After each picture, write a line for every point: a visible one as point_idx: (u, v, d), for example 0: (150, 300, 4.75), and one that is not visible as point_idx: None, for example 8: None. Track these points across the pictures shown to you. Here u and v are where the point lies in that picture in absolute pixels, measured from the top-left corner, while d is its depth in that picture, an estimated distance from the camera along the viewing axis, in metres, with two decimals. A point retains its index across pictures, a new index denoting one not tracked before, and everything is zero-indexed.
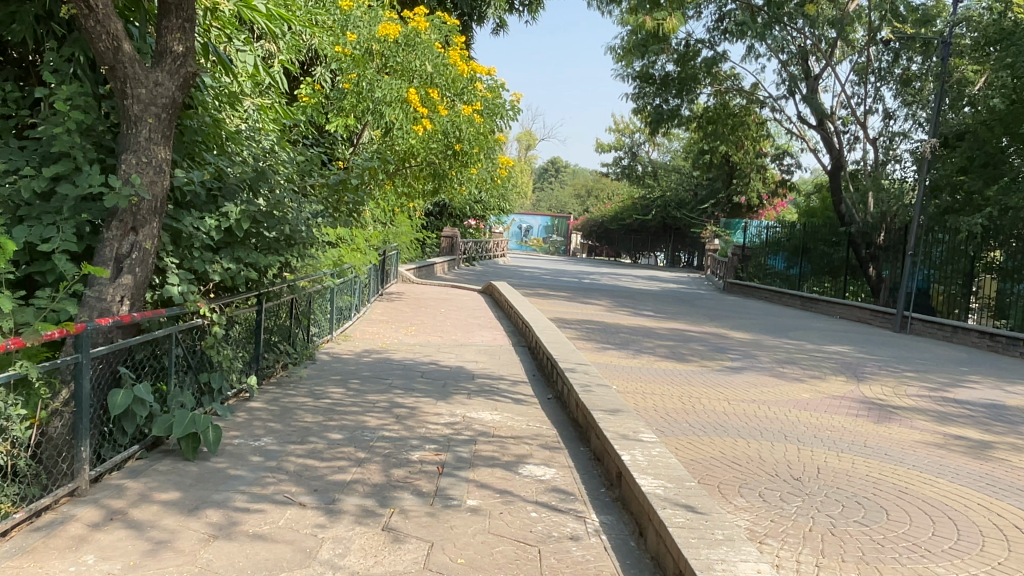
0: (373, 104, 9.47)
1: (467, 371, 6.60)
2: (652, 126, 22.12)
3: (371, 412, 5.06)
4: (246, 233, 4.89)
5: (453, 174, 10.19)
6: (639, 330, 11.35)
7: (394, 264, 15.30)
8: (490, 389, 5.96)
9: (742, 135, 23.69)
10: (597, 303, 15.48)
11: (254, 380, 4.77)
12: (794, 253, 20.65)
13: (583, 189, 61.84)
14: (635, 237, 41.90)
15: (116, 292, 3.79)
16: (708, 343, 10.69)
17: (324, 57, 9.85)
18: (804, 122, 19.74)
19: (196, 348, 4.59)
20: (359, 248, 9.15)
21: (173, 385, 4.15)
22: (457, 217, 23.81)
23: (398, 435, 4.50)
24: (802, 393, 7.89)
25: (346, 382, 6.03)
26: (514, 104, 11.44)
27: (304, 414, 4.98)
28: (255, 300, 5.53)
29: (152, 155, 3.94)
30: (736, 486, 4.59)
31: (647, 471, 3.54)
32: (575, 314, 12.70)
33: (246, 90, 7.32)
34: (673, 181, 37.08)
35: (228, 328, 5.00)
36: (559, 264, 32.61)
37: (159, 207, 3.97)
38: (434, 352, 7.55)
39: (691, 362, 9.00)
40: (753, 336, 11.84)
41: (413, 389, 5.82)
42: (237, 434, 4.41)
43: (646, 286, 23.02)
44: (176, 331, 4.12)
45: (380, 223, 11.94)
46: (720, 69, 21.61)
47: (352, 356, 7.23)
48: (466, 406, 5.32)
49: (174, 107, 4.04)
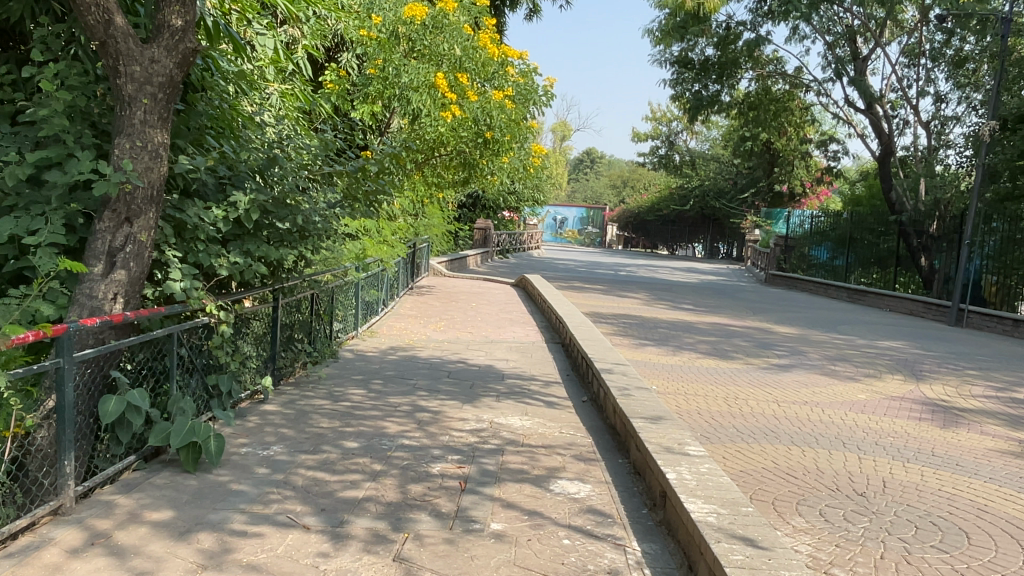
0: (400, 90, 9.14)
1: (496, 371, 6.19)
2: (690, 113, 21.45)
3: (391, 417, 4.68)
4: (257, 224, 4.55)
5: (485, 163, 9.80)
6: (679, 325, 10.82)
7: (426, 257, 15.00)
8: (520, 390, 5.54)
9: (785, 121, 22.81)
10: (633, 296, 14.96)
11: (264, 382, 4.44)
12: (840, 244, 19.81)
13: (619, 179, 60.99)
14: (672, 228, 41.05)
15: (108, 290, 3.47)
16: (752, 339, 10.12)
17: (350, 42, 9.54)
18: (852, 106, 18.88)
19: (202, 347, 4.28)
20: (388, 240, 8.82)
21: (175, 389, 3.84)
22: (491, 209, 23.45)
23: (419, 444, 4.11)
24: (858, 394, 7.31)
25: (368, 382, 5.68)
26: (548, 89, 10.96)
27: (320, 418, 4.64)
28: (271, 296, 5.21)
29: (148, 139, 3.61)
30: (793, 503, 4.11)
31: (697, 493, 3.09)
32: (611, 308, 12.20)
33: (268, 76, 7.09)
34: (712, 170, 36.15)
35: (240, 326, 4.68)
36: (596, 256, 32.09)
37: (157, 196, 3.64)
38: (462, 350, 7.16)
39: (735, 360, 8.47)
40: (800, 331, 11.21)
41: (438, 390, 5.44)
42: (245, 442, 4.07)
43: (684, 277, 22.38)
44: (177, 330, 3.81)
45: (410, 215, 11.63)
46: (762, 53, 20.85)
47: (377, 354, 6.89)
48: (495, 409, 4.93)
49: (171, 87, 3.70)
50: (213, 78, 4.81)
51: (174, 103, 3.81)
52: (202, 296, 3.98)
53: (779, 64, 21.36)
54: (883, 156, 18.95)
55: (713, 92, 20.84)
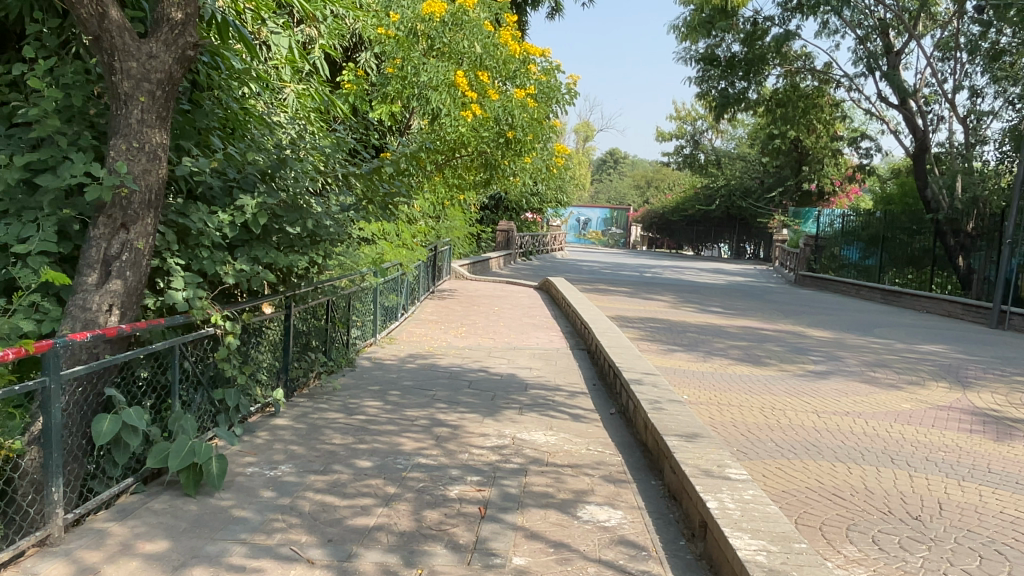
0: (419, 88, 8.93)
1: (519, 380, 5.90)
2: (716, 111, 21.00)
3: (408, 432, 4.41)
4: (266, 228, 4.32)
5: (506, 163, 9.53)
6: (709, 329, 10.45)
7: (447, 260, 14.77)
8: (544, 402, 5.24)
9: (814, 118, 22.26)
10: (660, 298, 14.59)
11: (272, 396, 4.20)
12: (871, 243, 19.25)
13: (642, 179, 60.43)
14: (697, 228, 40.45)
15: (102, 301, 3.25)
16: (786, 344, 9.71)
17: (368, 41, 9.33)
18: (884, 101, 18.31)
19: (208, 360, 4.05)
20: (408, 244, 8.59)
21: (177, 405, 3.61)
22: (513, 211, 23.20)
23: (436, 463, 3.83)
24: (902, 404, 6.89)
25: (385, 393, 5.42)
26: (571, 87, 10.65)
27: (333, 434, 4.39)
28: (282, 303, 4.97)
29: (145, 139, 3.38)
30: (843, 529, 3.77)
31: (742, 527, 2.77)
32: (638, 312, 11.85)
33: (284, 77, 6.88)
34: (738, 169, 35.49)
35: (249, 337, 4.44)
36: (620, 257, 31.71)
37: (154, 201, 3.42)
38: (483, 357, 6.88)
39: (769, 366, 8.08)
40: (836, 335, 10.77)
41: (459, 402, 5.15)
42: (252, 462, 3.83)
43: (711, 279, 21.92)
44: (179, 342, 3.58)
45: (431, 218, 11.40)
46: (790, 49, 20.34)
47: (396, 362, 6.63)
48: (518, 423, 4.64)
49: (171, 84, 3.47)
50: (220, 77, 4.58)
51: (173, 102, 3.59)
52: (205, 306, 3.75)
53: (808, 60, 20.83)
54: (917, 153, 18.35)
55: (740, 90, 20.37)
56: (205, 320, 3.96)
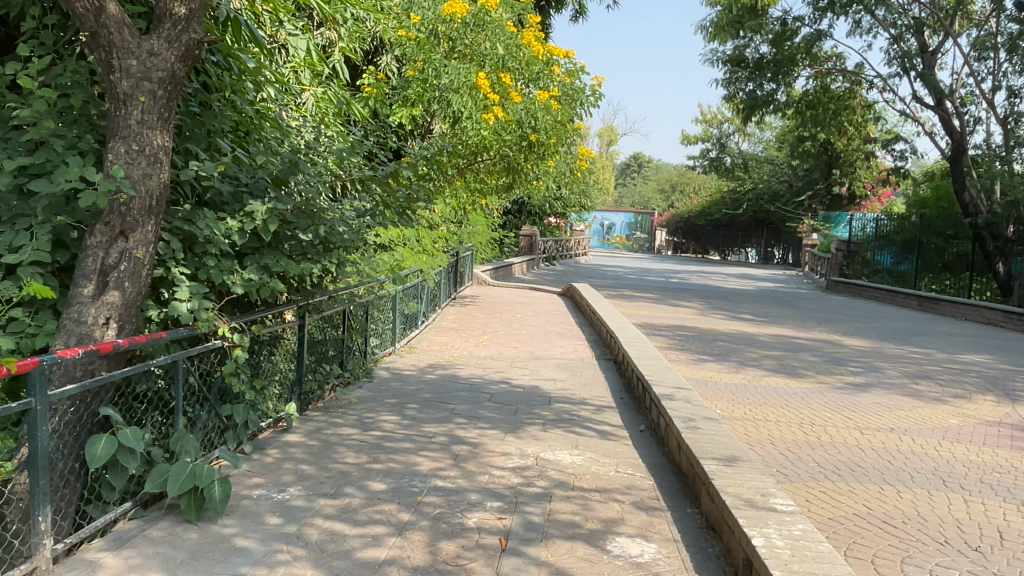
0: (440, 91, 8.70)
1: (543, 393, 5.62)
2: (744, 113, 20.56)
3: (425, 451, 4.16)
4: (278, 235, 4.10)
5: (529, 167, 9.27)
6: (740, 338, 10.09)
7: (470, 266, 14.54)
8: (569, 417, 4.96)
9: (845, 120, 21.72)
10: (687, 305, 14.21)
11: (282, 411, 3.98)
12: (905, 248, 18.67)
13: (667, 183, 59.84)
14: (724, 233, 39.85)
15: (98, 314, 3.06)
16: (821, 353, 9.32)
17: (388, 43, 9.14)
18: (919, 101, 17.75)
19: (215, 374, 3.84)
20: (430, 250, 8.35)
21: (180, 423, 3.41)
22: (536, 216, 22.95)
23: (454, 486, 3.57)
24: (949, 419, 6.49)
25: (403, 407, 5.18)
26: (596, 89, 10.36)
27: (346, 452, 4.15)
28: (296, 314, 4.75)
29: (145, 141, 3.19)
30: (897, 562, 3.45)
31: (794, 569, 2.48)
32: (665, 319, 11.51)
33: (303, 80, 6.70)
34: (766, 172, 34.86)
35: (258, 349, 4.22)
36: (645, 263, 31.30)
37: (155, 207, 3.23)
38: (506, 368, 6.62)
39: (805, 378, 7.71)
40: (873, 345, 10.33)
41: (479, 417, 4.89)
42: (260, 483, 3.61)
43: (738, 284, 21.47)
44: (181, 356, 3.39)
45: (452, 223, 11.18)
46: (820, 49, 19.89)
47: (415, 373, 6.40)
48: (542, 441, 4.36)
49: (173, 83, 3.28)
50: (231, 78, 4.39)
51: (176, 102, 3.40)
52: (211, 318, 3.54)
53: (839, 60, 20.31)
54: (954, 155, 17.76)
55: (768, 91, 19.93)
56: (212, 333, 3.75)
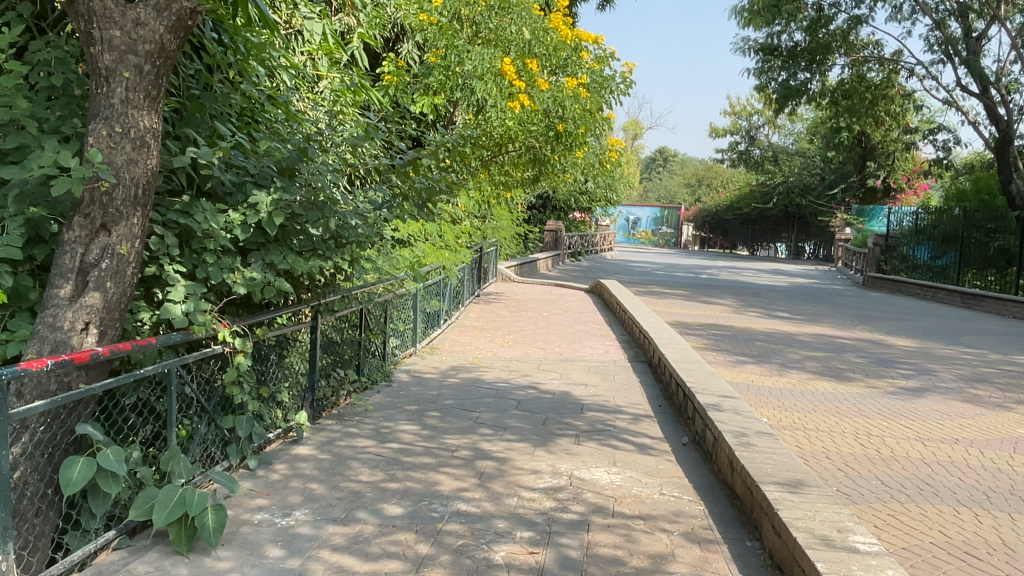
0: (463, 79, 8.23)
1: (574, 400, 5.19)
2: (777, 103, 19.89)
3: (447, 467, 3.75)
4: (285, 229, 3.72)
5: (557, 158, 8.99)
6: (779, 337, 9.55)
7: (494, 262, 14.14)
8: (605, 428, 4.52)
9: (882, 110, 20.92)
10: (720, 302, 13.68)
11: (284, 425, 3.61)
12: (945, 242, 17.93)
13: (694, 177, 58.90)
14: (753, 227, 39.04)
15: (76, 318, 2.71)
16: (868, 355, 8.75)
17: (410, 30, 8.71)
18: (964, 89, 16.92)
19: (215, 383, 3.48)
20: (452, 245, 7.95)
21: (173, 440, 3.06)
22: (561, 211, 22.53)
23: (479, 512, 3.17)
24: (1018, 427, 5.92)
25: (423, 415, 4.78)
26: (626, 76, 9.87)
27: (359, 467, 3.77)
28: (309, 315, 4.38)
29: (132, 123, 2.83)
30: None
31: None
32: (698, 317, 11.01)
33: (321, 67, 6.31)
34: (796, 165, 33.93)
35: (264, 356, 3.85)
36: (672, 258, 30.68)
37: (143, 198, 2.87)
38: (533, 371, 6.20)
39: (854, 381, 7.19)
40: (921, 345, 9.72)
41: (506, 428, 4.48)
42: (263, 504, 3.24)
43: (770, 281, 20.82)
44: (174, 365, 3.03)
45: (476, 218, 10.78)
46: (857, 37, 19.16)
47: (437, 376, 6.02)
48: (576, 457, 3.93)
49: (163, 57, 2.90)
50: (235, 58, 4.01)
51: (168, 80, 3.02)
52: (208, 322, 3.18)
53: (876, 48, 19.54)
54: (1000, 144, 16.94)
55: (802, 81, 19.25)
56: (212, 337, 3.39)
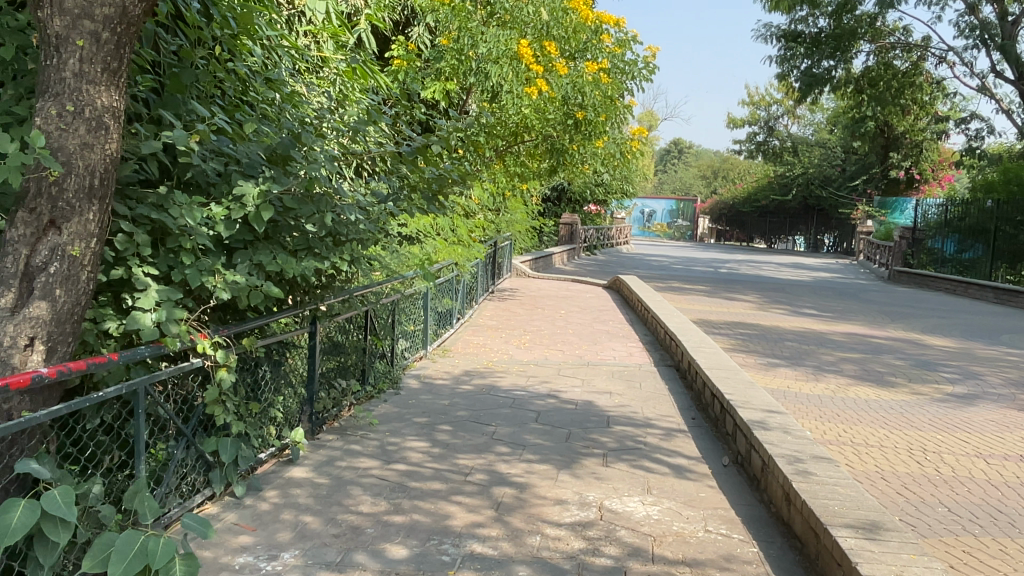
0: (476, 63, 7.75)
1: (598, 412, 4.72)
2: (799, 93, 19.26)
3: (459, 496, 3.30)
4: (276, 224, 3.29)
5: (575, 148, 8.48)
6: (810, 337, 9.03)
7: (508, 257, 13.66)
8: (635, 447, 4.05)
9: (909, 99, 20.21)
10: (743, 298, 13.15)
11: (266, 450, 3.18)
12: (972, 235, 17.43)
13: (710, 169, 58.07)
14: (770, 219, 38.33)
15: (19, 331, 2.30)
16: (906, 356, 8.22)
17: (421, 12, 8.25)
18: (998, 75, 16.23)
19: (192, 402, 3.06)
20: (464, 241, 7.49)
21: (140, 471, 2.65)
22: (577, 203, 21.98)
23: (496, 555, 2.72)
24: None
25: (433, 429, 4.33)
26: (648, 61, 9.33)
27: (360, 495, 3.32)
28: (307, 320, 3.95)
29: (86, 100, 2.37)
30: None
31: None
32: (722, 315, 10.49)
33: (326, 50, 5.86)
34: (816, 156, 33.10)
35: (251, 369, 3.42)
36: (689, 251, 30.02)
37: (101, 189, 2.43)
38: (553, 377, 5.73)
39: (897, 387, 6.67)
40: (961, 345, 9.16)
41: (525, 445, 4.02)
42: (247, 544, 2.80)
43: (793, 275, 20.19)
44: (142, 386, 2.62)
45: (490, 210, 10.32)
46: (884, 22, 18.49)
47: (449, 383, 5.57)
48: (605, 483, 3.47)
49: (127, 23, 2.42)
50: (223, 33, 3.61)
51: (135, 50, 2.56)
52: (182, 333, 2.76)
53: (903, 34, 18.86)
54: None
55: (827, 69, 18.61)
56: (190, 350, 2.96)
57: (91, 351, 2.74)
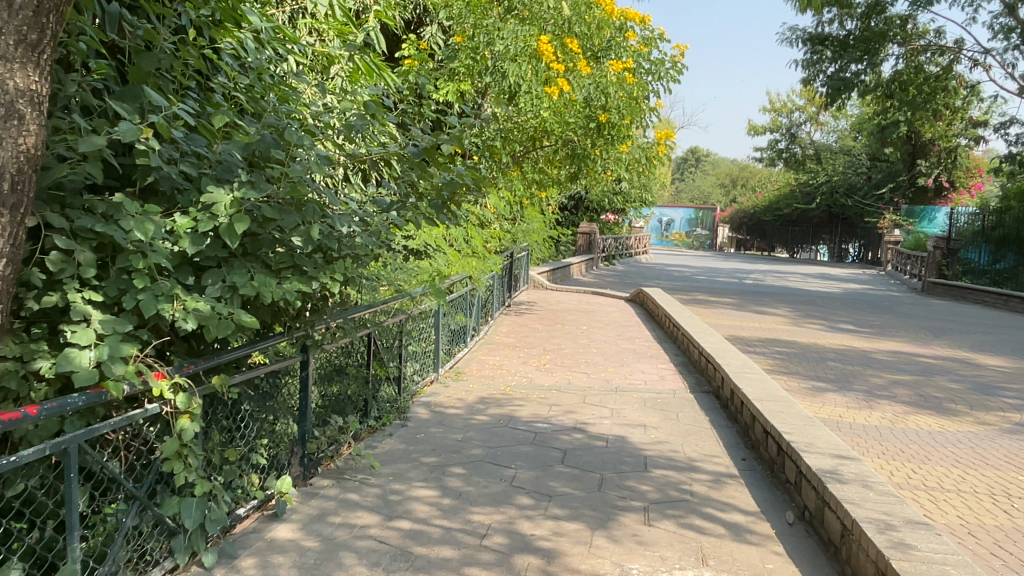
0: (493, 61, 7.19)
1: (633, 452, 4.11)
2: (826, 98, 18.56)
3: (472, 567, 2.72)
4: (256, 238, 2.74)
5: (598, 153, 7.87)
6: (852, 356, 8.37)
7: (525, 268, 13.07)
8: (681, 498, 3.44)
9: (941, 104, 19.42)
10: (774, 311, 12.47)
11: (232, 513, 2.61)
12: (1004, 244, 17.03)
13: (729, 177, 57.24)
14: (793, 229, 37.48)
15: None
16: (962, 378, 7.53)
17: (433, 10, 7.75)
18: None
19: (147, 458, 2.51)
20: (479, 252, 6.89)
21: (70, 548, 2.12)
22: (595, 212, 21.42)
23: None
24: None
25: (443, 473, 3.75)
26: (675, 60, 8.74)
27: (353, 565, 2.75)
28: (298, 348, 3.41)
29: None
30: None
31: None
32: (755, 331, 9.83)
33: (330, 46, 5.36)
34: (840, 163, 32.22)
35: (223, 412, 2.87)
36: (710, 261, 29.30)
37: (12, 196, 1.91)
38: (579, 407, 5.13)
39: (960, 415, 5.99)
40: (1019, 365, 8.44)
41: (551, 496, 3.43)
42: None
43: (820, 286, 19.44)
44: (73, 443, 2.09)
45: (506, 220, 9.77)
46: (914, 24, 17.76)
47: (463, 412, 4.99)
48: (649, 550, 2.87)
49: None
50: (202, 18, 3.11)
51: (63, 19, 2.01)
52: (128, 376, 2.22)
53: (934, 37, 18.14)
54: None
55: (855, 73, 17.85)
56: (146, 394, 2.42)
57: (17, 398, 2.22)
